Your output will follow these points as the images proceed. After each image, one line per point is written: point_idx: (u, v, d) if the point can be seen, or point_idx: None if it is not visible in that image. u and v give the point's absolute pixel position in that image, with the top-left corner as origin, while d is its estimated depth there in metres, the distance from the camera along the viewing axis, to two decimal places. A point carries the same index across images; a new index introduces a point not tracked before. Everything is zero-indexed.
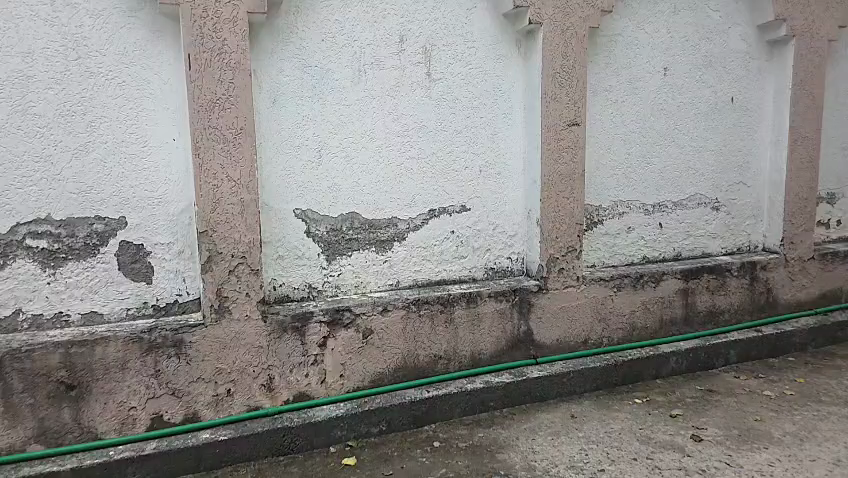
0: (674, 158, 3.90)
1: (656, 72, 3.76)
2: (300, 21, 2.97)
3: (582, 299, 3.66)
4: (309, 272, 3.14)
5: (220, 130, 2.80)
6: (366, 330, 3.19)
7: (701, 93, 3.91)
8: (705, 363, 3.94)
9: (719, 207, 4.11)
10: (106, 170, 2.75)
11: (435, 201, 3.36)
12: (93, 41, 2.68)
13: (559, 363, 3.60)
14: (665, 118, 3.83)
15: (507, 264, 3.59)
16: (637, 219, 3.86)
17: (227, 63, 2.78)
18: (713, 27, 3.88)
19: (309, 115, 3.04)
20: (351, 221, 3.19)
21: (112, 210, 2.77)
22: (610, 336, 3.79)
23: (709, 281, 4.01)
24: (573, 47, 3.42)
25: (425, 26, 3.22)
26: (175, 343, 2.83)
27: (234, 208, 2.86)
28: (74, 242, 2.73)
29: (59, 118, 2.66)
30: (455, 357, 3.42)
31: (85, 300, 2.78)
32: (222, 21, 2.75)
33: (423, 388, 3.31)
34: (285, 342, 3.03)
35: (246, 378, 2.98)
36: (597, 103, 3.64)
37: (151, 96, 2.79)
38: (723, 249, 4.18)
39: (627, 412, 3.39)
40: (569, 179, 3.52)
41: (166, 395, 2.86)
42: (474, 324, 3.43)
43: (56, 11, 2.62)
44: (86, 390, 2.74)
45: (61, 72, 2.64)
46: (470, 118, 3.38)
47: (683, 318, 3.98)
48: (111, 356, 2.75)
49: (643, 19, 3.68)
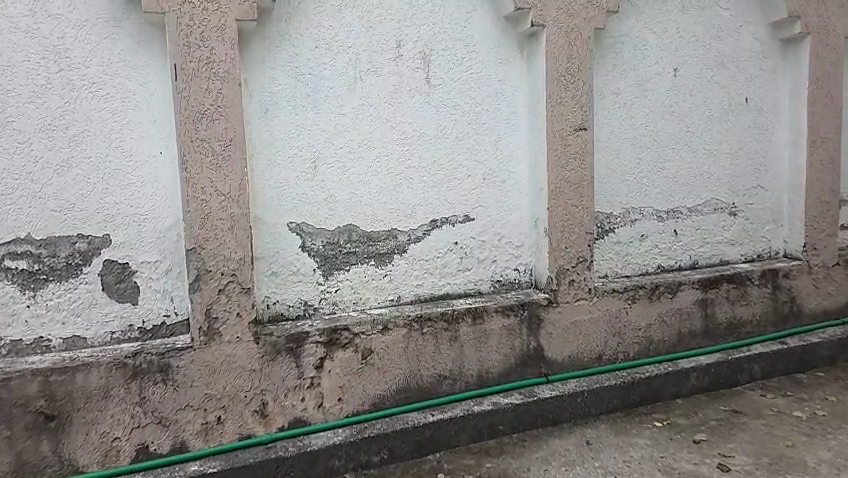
0: (689, 162, 3.71)
1: (666, 74, 3.59)
2: (292, 26, 2.83)
3: (595, 312, 3.46)
4: (305, 288, 2.97)
5: (210, 142, 2.64)
6: (366, 350, 3.00)
7: (714, 94, 3.74)
8: (728, 379, 3.71)
9: (737, 212, 3.90)
10: (89, 186, 2.58)
11: (437, 211, 3.19)
12: (76, 52, 2.51)
13: (572, 382, 3.39)
14: (677, 121, 3.66)
15: (514, 276, 3.41)
16: (651, 227, 3.67)
17: (215, 71, 2.61)
18: (723, 26, 3.72)
19: (303, 125, 2.89)
20: (349, 234, 3.03)
21: (95, 228, 2.61)
22: (626, 351, 3.57)
23: (729, 291, 3.79)
24: (579, 48, 3.26)
25: (423, 30, 3.08)
26: (162, 368, 2.67)
27: (224, 224, 2.69)
28: (55, 263, 2.56)
29: (40, 133, 2.50)
30: (460, 377, 3.22)
31: (67, 324, 2.61)
32: (210, 29, 2.59)
33: (427, 411, 3.11)
34: (279, 365, 2.85)
35: (238, 404, 2.81)
36: (605, 107, 3.47)
37: (137, 108, 2.61)
38: (743, 256, 3.96)
39: (646, 437, 3.16)
40: (578, 186, 3.34)
41: (153, 424, 2.69)
42: (480, 341, 3.23)
43: (37, 22, 2.46)
44: (67, 420, 2.57)
45: (42, 86, 2.48)
46: (472, 124, 3.22)
47: (703, 331, 3.76)
48: (94, 384, 2.59)
49: (650, 20, 3.53)
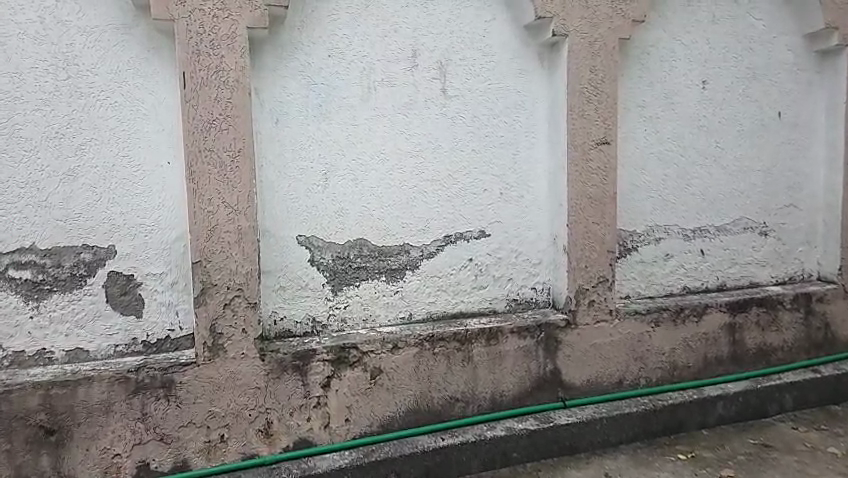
0: (716, 179, 3.54)
1: (694, 86, 3.44)
2: (305, 34, 2.76)
3: (616, 335, 3.30)
4: (313, 304, 2.88)
5: (217, 152, 2.57)
6: (375, 369, 2.89)
7: (745, 108, 3.57)
8: (757, 409, 3.51)
9: (768, 231, 3.71)
10: (95, 196, 2.53)
11: (451, 226, 3.08)
12: (84, 59, 2.47)
13: (590, 408, 3.23)
14: (705, 135, 3.49)
15: (531, 295, 3.27)
16: (676, 246, 3.50)
17: (224, 80, 2.55)
18: (755, 37, 3.55)
19: (314, 136, 2.81)
20: (359, 249, 2.93)
21: (101, 238, 2.55)
22: (648, 377, 3.39)
23: (759, 315, 3.60)
24: (602, 59, 3.13)
25: (440, 39, 2.98)
26: (164, 384, 2.59)
27: (230, 236, 2.62)
28: (60, 273, 2.51)
29: (47, 141, 2.46)
30: (473, 399, 3.09)
31: (70, 336, 2.56)
32: (220, 36, 2.53)
33: (437, 435, 2.98)
34: (285, 383, 2.75)
35: (241, 423, 2.72)
36: (629, 119, 3.33)
37: (145, 116, 2.56)
38: (774, 278, 3.76)
39: (670, 471, 2.99)
40: (599, 202, 3.19)
41: (154, 441, 2.62)
42: (494, 362, 3.10)
43: (46, 29, 2.42)
44: (68, 435, 2.51)
45: (50, 93, 2.45)
46: (489, 137, 3.11)
47: (730, 357, 3.57)
48: (95, 399, 2.52)
49: (679, 30, 3.38)
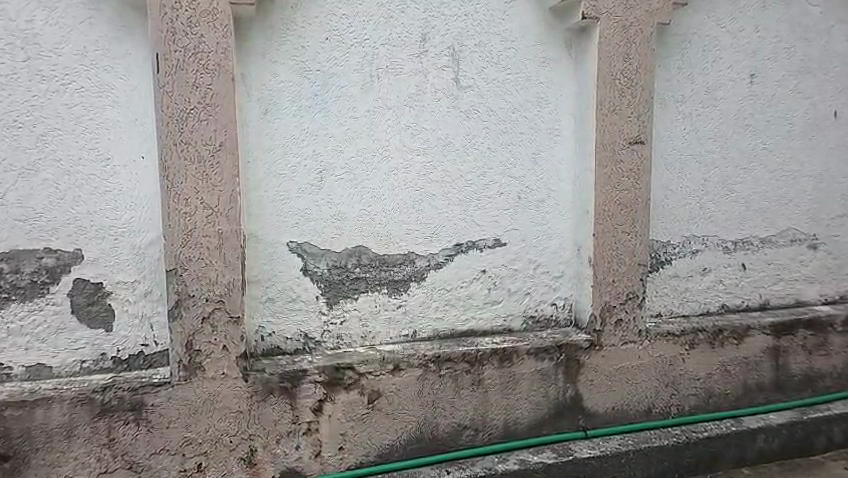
0: (761, 185, 3.16)
1: (739, 79, 3.05)
2: (299, 16, 2.44)
3: (645, 358, 2.94)
4: (305, 319, 2.56)
5: (196, 146, 2.26)
6: (372, 393, 2.57)
7: (796, 105, 3.17)
8: (803, 443, 3.11)
9: (819, 244, 3.30)
10: (59, 193, 2.24)
11: (463, 233, 2.75)
12: (46, 38, 2.18)
13: (615, 439, 2.88)
14: (750, 135, 3.11)
15: (551, 311, 2.92)
16: (715, 259, 3.12)
17: (206, 65, 2.24)
18: (811, 25, 3.15)
19: (309, 130, 2.49)
20: (358, 257, 2.61)
21: (65, 241, 2.26)
22: (679, 404, 3.03)
23: (806, 338, 3.21)
24: (637, 47, 2.76)
25: (452, 23, 2.64)
26: (134, 406, 2.30)
27: (210, 241, 2.32)
28: (18, 280, 2.23)
29: (3, 130, 2.17)
30: (483, 428, 2.76)
31: (30, 350, 2.27)
32: (200, 13, 2.22)
33: (442, 467, 2.64)
34: (270, 406, 2.45)
35: (221, 450, 2.41)
36: (666, 117, 2.95)
37: (115, 105, 2.26)
38: (823, 297, 3.36)
39: None
40: (629, 208, 2.83)
41: (122, 469, 2.32)
42: (509, 387, 2.76)
43: (3, 3, 2.13)
44: (24, 462, 2.22)
45: (7, 76, 2.16)
46: (507, 133, 2.76)
47: (772, 384, 3.18)
48: (55, 422, 2.23)
49: (724, 16, 2.99)
